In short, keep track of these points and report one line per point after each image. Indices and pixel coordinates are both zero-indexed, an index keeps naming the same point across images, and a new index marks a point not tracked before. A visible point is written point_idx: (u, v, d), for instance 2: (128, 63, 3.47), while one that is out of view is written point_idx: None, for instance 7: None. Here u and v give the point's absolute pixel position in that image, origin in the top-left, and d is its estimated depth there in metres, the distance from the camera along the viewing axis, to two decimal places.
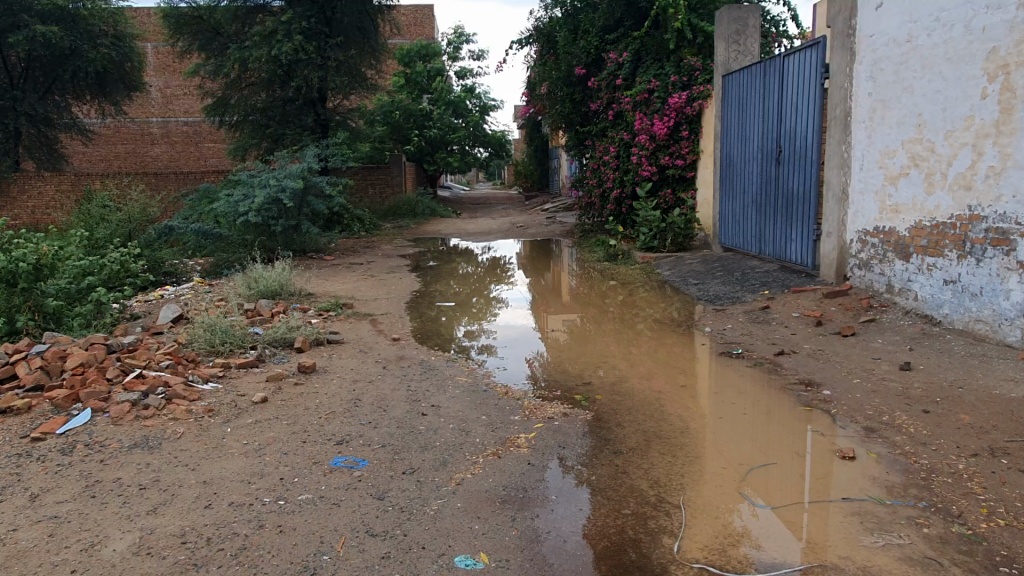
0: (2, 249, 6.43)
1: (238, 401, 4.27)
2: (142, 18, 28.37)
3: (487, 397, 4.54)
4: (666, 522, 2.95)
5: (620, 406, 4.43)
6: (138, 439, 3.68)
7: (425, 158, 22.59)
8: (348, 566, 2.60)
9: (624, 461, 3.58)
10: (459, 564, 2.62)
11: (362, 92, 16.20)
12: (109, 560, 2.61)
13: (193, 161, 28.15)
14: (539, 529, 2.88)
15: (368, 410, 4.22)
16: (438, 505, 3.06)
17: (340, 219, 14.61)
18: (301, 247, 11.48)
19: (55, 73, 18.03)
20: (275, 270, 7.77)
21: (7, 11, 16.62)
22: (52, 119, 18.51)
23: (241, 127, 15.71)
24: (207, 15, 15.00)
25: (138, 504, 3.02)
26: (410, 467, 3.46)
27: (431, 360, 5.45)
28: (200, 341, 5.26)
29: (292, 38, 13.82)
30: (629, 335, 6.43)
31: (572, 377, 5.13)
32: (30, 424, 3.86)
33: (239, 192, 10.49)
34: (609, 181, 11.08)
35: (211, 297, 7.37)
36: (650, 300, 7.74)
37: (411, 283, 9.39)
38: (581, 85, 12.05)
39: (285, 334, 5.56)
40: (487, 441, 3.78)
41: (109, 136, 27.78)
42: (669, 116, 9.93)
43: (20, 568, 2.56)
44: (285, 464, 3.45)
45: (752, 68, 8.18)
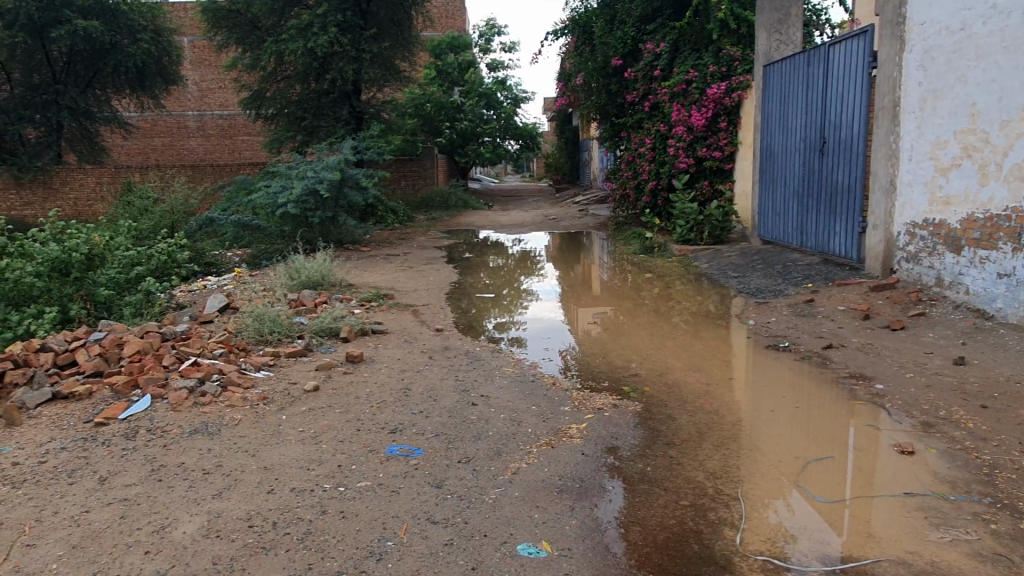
0: (55, 239, 6.60)
1: (291, 389, 4.34)
2: (179, 12, 28.71)
3: (536, 388, 4.56)
4: (725, 514, 2.94)
5: (668, 398, 4.43)
6: (198, 425, 3.76)
7: (456, 150, 22.75)
8: (413, 553, 2.63)
9: (677, 452, 3.57)
10: (523, 552, 2.64)
11: (396, 84, 16.28)
12: (180, 542, 2.67)
13: (229, 153, 28.56)
14: (600, 519, 2.89)
15: (417, 400, 4.27)
16: (496, 494, 3.09)
17: (375, 211, 14.77)
18: (338, 238, 11.59)
19: (96, 68, 18.33)
20: (316, 261, 7.84)
21: (50, 6, 16.92)
22: (93, 112, 18.82)
23: (277, 120, 15.88)
24: (245, 9, 15.13)
25: (203, 488, 3.09)
26: (465, 456, 3.48)
27: (476, 351, 5.48)
28: (249, 332, 5.33)
29: (326, 31, 13.92)
30: (666, 327, 6.41)
31: (617, 369, 5.12)
32: (92, 410, 3.97)
33: (277, 183, 10.61)
34: (644, 172, 11.04)
35: (254, 287, 7.46)
36: (688, 293, 7.69)
37: (447, 274, 9.43)
38: (617, 76, 11.98)
39: (331, 325, 5.64)
40: (539, 432, 3.79)
41: (147, 129, 28.26)
42: (707, 107, 9.84)
43: (96, 549, 2.63)
44: (341, 451, 3.50)
45: (796, 57, 8.04)
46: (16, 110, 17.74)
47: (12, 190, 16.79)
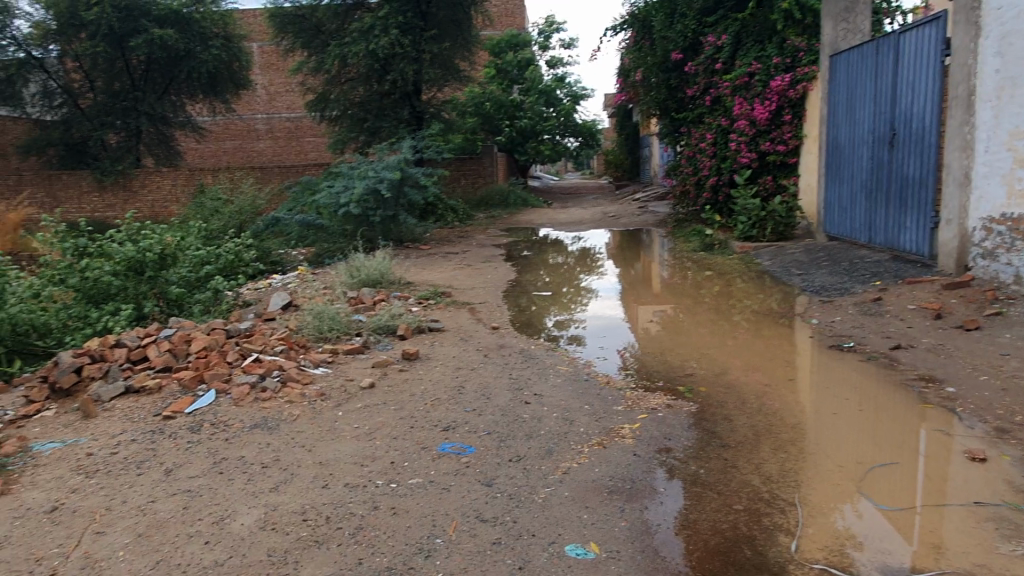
0: (131, 240, 6.92)
1: (347, 386, 4.43)
2: (249, 19, 29.64)
3: (589, 386, 4.54)
4: (781, 520, 2.86)
5: (724, 399, 4.33)
6: (258, 419, 3.87)
7: (516, 149, 22.57)
8: (461, 550, 2.65)
9: (732, 455, 3.49)
10: (571, 553, 2.63)
11: (456, 83, 16.41)
12: (239, 533, 2.76)
13: (295, 154, 29.35)
14: (649, 522, 2.85)
15: (470, 398, 4.30)
16: (546, 494, 3.08)
17: (434, 210, 14.95)
18: (398, 237, 11.77)
19: (171, 74, 19.07)
20: (376, 259, 7.97)
21: (129, 16, 17.70)
22: (169, 117, 19.59)
23: (340, 121, 16.22)
24: (310, 13, 15.49)
25: (261, 481, 3.18)
26: (516, 455, 3.49)
27: (531, 349, 5.49)
28: (310, 328, 5.46)
29: (388, 33, 14.14)
30: (726, 326, 6.27)
31: (672, 368, 5.04)
32: (161, 404, 4.15)
33: (340, 184, 10.86)
34: (705, 168, 10.83)
35: (316, 286, 7.65)
36: (749, 291, 7.50)
37: (505, 272, 9.47)
38: (677, 71, 11.80)
39: (388, 322, 5.72)
40: (591, 431, 3.77)
41: (219, 133, 29.30)
42: (770, 99, 9.59)
43: (160, 538, 2.75)
44: (395, 448, 3.55)
45: (864, 46, 7.74)
46: (98, 117, 18.61)
47: (95, 192, 17.56)
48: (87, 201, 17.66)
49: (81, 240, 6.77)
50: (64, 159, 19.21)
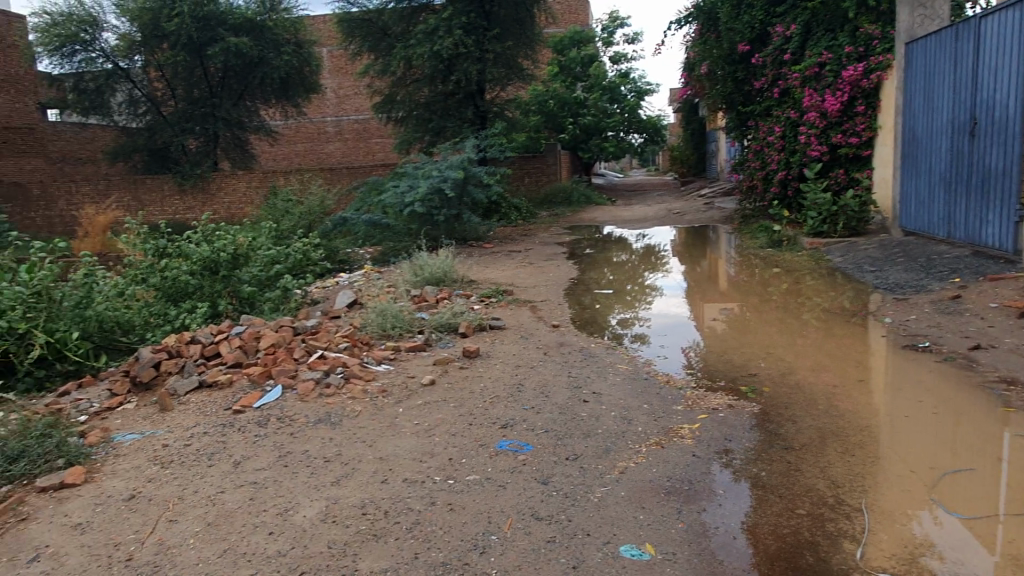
0: (207, 240, 7.20)
1: (409, 382, 4.51)
2: (318, 24, 30.44)
3: (649, 385, 4.49)
4: (847, 526, 2.76)
5: (790, 400, 4.21)
6: (322, 415, 3.99)
7: (580, 146, 22.49)
8: (515, 548, 2.66)
9: (796, 458, 3.38)
10: (625, 553, 2.61)
11: (519, 82, 16.44)
12: (301, 525, 2.85)
13: (364, 155, 29.98)
14: (707, 524, 2.80)
15: (529, 396, 4.31)
16: (602, 493, 3.06)
17: (498, 208, 15.03)
18: (462, 235, 11.88)
19: (246, 81, 19.76)
20: (439, 258, 8.06)
21: (206, 26, 18.42)
22: (244, 122, 20.31)
23: (406, 122, 16.48)
24: (376, 17, 15.77)
25: (324, 475, 3.28)
26: (573, 453, 3.48)
27: (591, 347, 5.47)
28: (373, 326, 5.58)
29: (452, 34, 14.30)
30: (795, 325, 6.09)
31: (736, 368, 4.93)
32: (231, 398, 4.31)
33: (405, 183, 11.05)
34: (773, 162, 10.55)
35: (381, 284, 7.80)
36: (819, 288, 7.27)
37: (567, 270, 9.45)
38: (744, 63, 11.51)
39: (449, 320, 5.78)
40: (649, 431, 3.72)
41: (291, 136, 30.17)
42: (842, 90, 9.23)
43: (228, 527, 2.86)
44: (453, 444, 3.59)
45: (943, 32, 7.40)
46: (180, 123, 19.45)
47: (175, 196, 18.21)
48: (168, 204, 18.34)
49: (161, 240, 7.10)
50: (148, 165, 20.14)
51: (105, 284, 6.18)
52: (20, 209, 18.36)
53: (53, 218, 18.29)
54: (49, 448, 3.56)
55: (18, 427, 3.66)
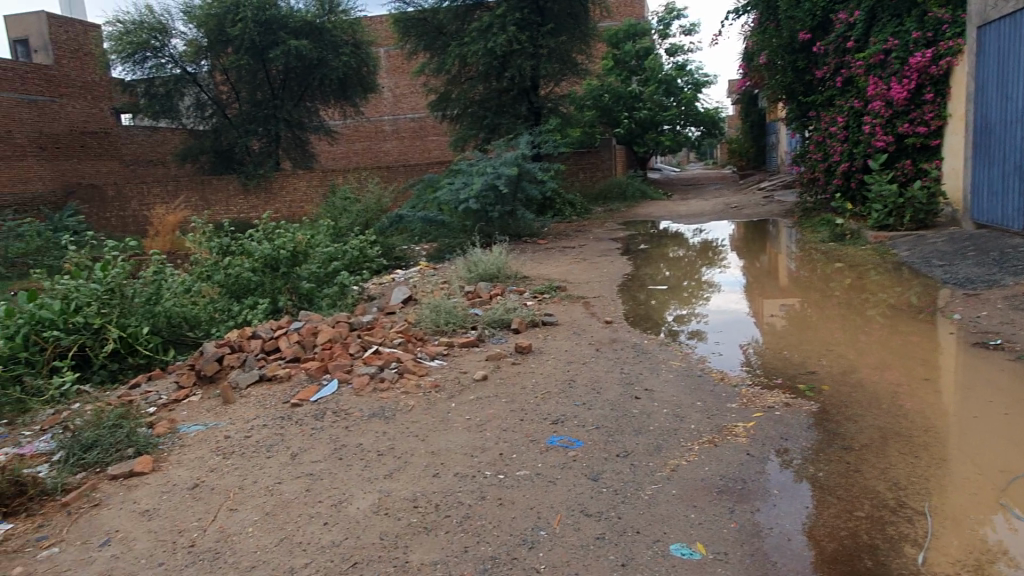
0: (268, 238, 7.40)
1: (461, 377, 4.55)
2: (375, 25, 30.90)
3: (703, 382, 4.43)
4: (908, 529, 2.67)
5: (851, 398, 4.08)
6: (376, 409, 4.06)
7: (635, 140, 22.27)
8: (564, 544, 2.66)
9: (856, 458, 3.28)
10: (675, 552, 2.58)
11: (574, 77, 16.36)
12: (354, 516, 2.91)
13: (420, 153, 30.36)
14: (761, 525, 2.74)
15: (580, 392, 4.29)
16: (652, 491, 3.04)
17: (553, 204, 15.01)
18: (516, 231, 11.91)
19: (306, 82, 20.22)
20: (493, 254, 8.09)
21: (268, 30, 18.88)
22: (304, 122, 20.80)
23: (461, 119, 16.59)
24: (431, 16, 15.91)
25: (377, 468, 3.34)
26: (624, 450, 3.46)
27: (645, 343, 5.41)
28: (427, 321, 5.65)
29: (506, 30, 14.32)
30: (857, 321, 5.91)
31: (794, 365, 4.81)
32: (290, 391, 4.44)
33: (460, 180, 11.15)
34: (835, 154, 10.24)
35: (435, 280, 7.89)
36: (884, 284, 7.02)
37: (622, 266, 9.37)
38: (805, 51, 11.20)
39: (502, 316, 5.81)
40: (703, 429, 3.67)
41: (350, 135, 30.76)
42: (909, 77, 8.87)
43: (285, 516, 2.95)
44: (504, 440, 3.61)
45: (1019, 14, 7.04)
46: (244, 125, 20.09)
47: (240, 196, 18.71)
48: (233, 204, 18.87)
49: (225, 239, 7.34)
50: (214, 166, 20.82)
51: (172, 281, 6.42)
52: (96, 210, 19.22)
53: (126, 218, 19.04)
54: (119, 438, 3.74)
55: (92, 418, 3.84)
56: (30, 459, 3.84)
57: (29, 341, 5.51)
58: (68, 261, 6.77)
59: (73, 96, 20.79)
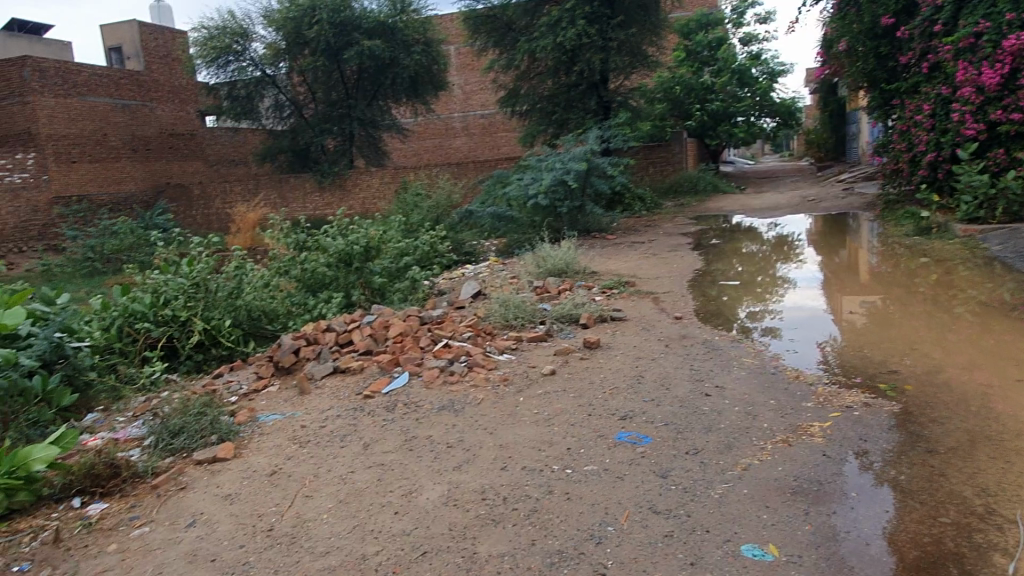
0: (341, 234, 7.60)
1: (530, 372, 4.57)
2: (446, 23, 31.23)
3: (777, 379, 4.32)
4: (998, 538, 2.54)
5: (936, 399, 3.90)
6: (445, 402, 4.12)
7: (707, 132, 21.80)
8: (632, 541, 2.64)
9: (941, 462, 3.14)
10: (747, 553, 2.53)
11: (644, 69, 16.11)
12: (424, 507, 2.97)
13: (489, 149, 30.56)
14: (837, 528, 2.66)
15: (649, 388, 4.25)
16: (723, 490, 2.99)
17: (622, 199, 14.87)
18: (585, 226, 11.86)
19: (379, 81, 20.61)
20: (561, 249, 8.07)
21: (343, 31, 19.30)
22: (377, 121, 21.23)
23: (530, 115, 16.58)
24: (501, 12, 15.96)
25: (446, 460, 3.39)
26: (693, 447, 3.40)
27: (715, 340, 5.31)
28: (496, 316, 5.69)
29: (575, 24, 14.22)
30: (943, 319, 5.64)
31: (873, 364, 4.63)
32: (363, 383, 4.56)
33: (529, 176, 11.19)
34: (920, 143, 9.78)
35: (504, 276, 7.94)
36: (973, 280, 6.68)
37: (692, 261, 9.21)
38: (888, 37, 10.72)
39: (571, 311, 5.80)
40: (777, 427, 3.58)
41: (420, 133, 31.26)
42: (1001, 61, 8.39)
43: (358, 504, 3.03)
44: (572, 434, 3.61)
45: None
46: (320, 124, 20.69)
47: (315, 193, 19.20)
48: (309, 201, 19.39)
49: (301, 234, 7.58)
50: (292, 164, 21.51)
51: (252, 276, 6.67)
52: (184, 208, 20.16)
53: (210, 215, 19.87)
54: (204, 424, 3.92)
55: (179, 405, 4.03)
56: (124, 443, 4.08)
57: (123, 332, 5.83)
58: (158, 256, 7.13)
59: (162, 100, 21.81)
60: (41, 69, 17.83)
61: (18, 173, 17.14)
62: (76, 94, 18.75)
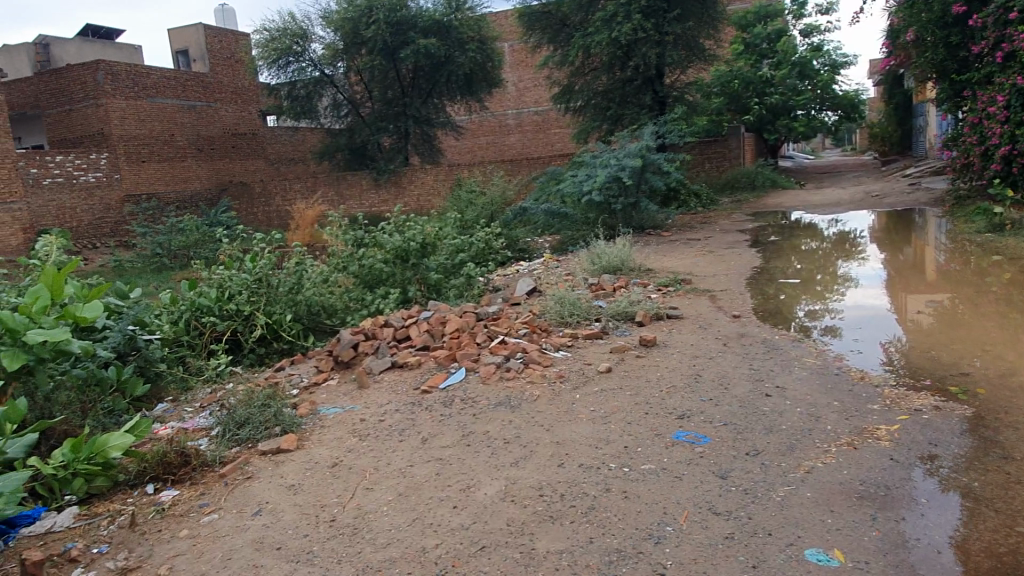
0: (398, 230, 7.71)
1: (585, 369, 4.56)
2: (500, 20, 31.33)
3: (840, 380, 4.21)
4: None
5: (1010, 403, 3.75)
6: (503, 398, 4.15)
7: (765, 127, 21.32)
8: (692, 542, 2.62)
9: (1017, 469, 3.01)
10: (811, 557, 2.48)
11: (701, 63, 15.83)
12: (482, 502, 3.00)
13: (543, 146, 30.54)
14: (906, 534, 2.58)
15: (707, 387, 4.19)
16: (785, 492, 2.93)
17: (677, 195, 14.68)
18: (639, 223, 11.75)
19: (434, 79, 20.80)
20: (616, 246, 8.01)
21: (399, 30, 19.55)
22: (432, 118, 21.44)
23: (585, 111, 16.50)
24: (556, 9, 15.92)
25: (503, 456, 3.41)
26: (754, 449, 3.35)
27: (776, 339, 5.20)
28: (551, 313, 5.69)
29: (631, 18, 14.08)
30: (1018, 320, 5.40)
31: (943, 366, 4.47)
32: (420, 378, 4.62)
33: (583, 172, 11.15)
34: (993, 136, 9.39)
35: (559, 273, 7.93)
36: None
37: (750, 258, 9.04)
38: (959, 25, 10.29)
39: (627, 308, 5.75)
40: (840, 429, 3.49)
41: (475, 130, 31.44)
42: None
43: (417, 498, 3.08)
44: (629, 433, 3.59)
45: None
46: (376, 123, 20.99)
47: (372, 190, 19.48)
48: (366, 199, 19.70)
49: (359, 231, 7.71)
50: (348, 162, 21.89)
51: (312, 272, 6.83)
52: (246, 206, 20.74)
53: (271, 213, 20.38)
54: (268, 416, 4.04)
55: (244, 397, 4.16)
56: (192, 432, 4.24)
57: (190, 326, 6.03)
58: (223, 252, 7.35)
59: (226, 101, 22.34)
60: (114, 73, 18.62)
61: (92, 173, 17.58)
62: (145, 96, 19.46)
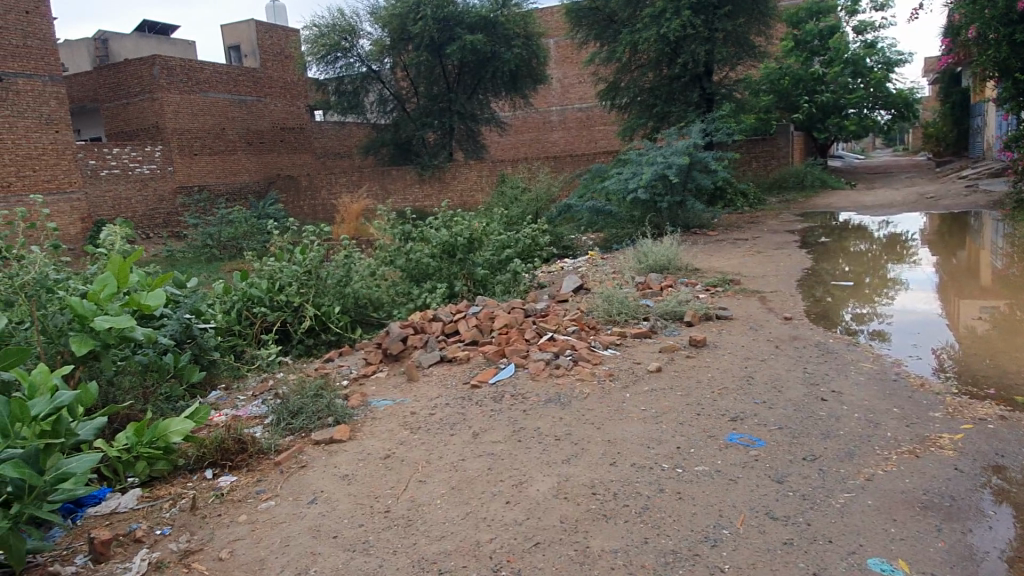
0: (445, 225, 7.74)
1: (635, 368, 4.53)
2: (546, 16, 31.24)
3: (899, 387, 4.10)
4: None
5: None
6: (552, 395, 4.15)
7: (815, 125, 20.89)
8: (749, 546, 2.58)
9: None
10: (874, 567, 2.42)
11: (751, 60, 15.57)
12: (535, 498, 3.01)
13: (587, 143, 30.38)
14: (975, 547, 2.51)
15: (760, 389, 4.13)
16: (846, 499, 2.87)
17: (724, 194, 14.47)
18: (685, 222, 11.61)
19: (480, 75, 20.85)
20: (663, 245, 7.93)
21: (445, 26, 19.64)
22: (477, 114, 21.49)
23: (630, 108, 16.37)
24: (603, 5, 15.82)
25: (555, 453, 3.41)
26: (811, 453, 3.29)
27: (830, 342, 5.09)
28: (599, 311, 5.66)
29: (680, 15, 13.93)
30: None
31: (1007, 375, 4.33)
32: (469, 372, 4.65)
33: (629, 170, 11.07)
34: None
35: (605, 270, 7.89)
36: None
37: (799, 260, 8.86)
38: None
39: (676, 308, 5.69)
40: (901, 437, 3.41)
41: (518, 127, 31.43)
42: None
43: (470, 492, 3.10)
44: (682, 433, 3.56)
45: None
46: (420, 118, 21.13)
47: (416, 184, 19.64)
48: (410, 193, 19.86)
49: (407, 225, 7.77)
50: (393, 157, 22.11)
51: (360, 265, 6.90)
52: (293, 199, 21.08)
53: (317, 206, 20.69)
54: (321, 406, 4.10)
55: (296, 386, 4.23)
56: (247, 419, 4.33)
57: (242, 315, 6.14)
58: (273, 243, 7.47)
59: (275, 96, 22.72)
60: (169, 67, 19.05)
61: (147, 164, 18.09)
62: (199, 90, 19.88)
